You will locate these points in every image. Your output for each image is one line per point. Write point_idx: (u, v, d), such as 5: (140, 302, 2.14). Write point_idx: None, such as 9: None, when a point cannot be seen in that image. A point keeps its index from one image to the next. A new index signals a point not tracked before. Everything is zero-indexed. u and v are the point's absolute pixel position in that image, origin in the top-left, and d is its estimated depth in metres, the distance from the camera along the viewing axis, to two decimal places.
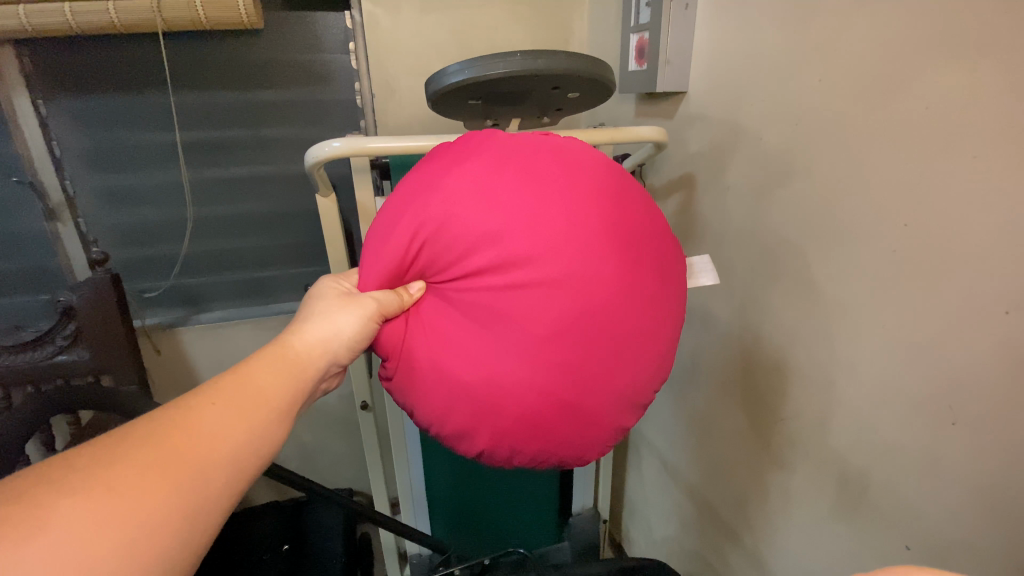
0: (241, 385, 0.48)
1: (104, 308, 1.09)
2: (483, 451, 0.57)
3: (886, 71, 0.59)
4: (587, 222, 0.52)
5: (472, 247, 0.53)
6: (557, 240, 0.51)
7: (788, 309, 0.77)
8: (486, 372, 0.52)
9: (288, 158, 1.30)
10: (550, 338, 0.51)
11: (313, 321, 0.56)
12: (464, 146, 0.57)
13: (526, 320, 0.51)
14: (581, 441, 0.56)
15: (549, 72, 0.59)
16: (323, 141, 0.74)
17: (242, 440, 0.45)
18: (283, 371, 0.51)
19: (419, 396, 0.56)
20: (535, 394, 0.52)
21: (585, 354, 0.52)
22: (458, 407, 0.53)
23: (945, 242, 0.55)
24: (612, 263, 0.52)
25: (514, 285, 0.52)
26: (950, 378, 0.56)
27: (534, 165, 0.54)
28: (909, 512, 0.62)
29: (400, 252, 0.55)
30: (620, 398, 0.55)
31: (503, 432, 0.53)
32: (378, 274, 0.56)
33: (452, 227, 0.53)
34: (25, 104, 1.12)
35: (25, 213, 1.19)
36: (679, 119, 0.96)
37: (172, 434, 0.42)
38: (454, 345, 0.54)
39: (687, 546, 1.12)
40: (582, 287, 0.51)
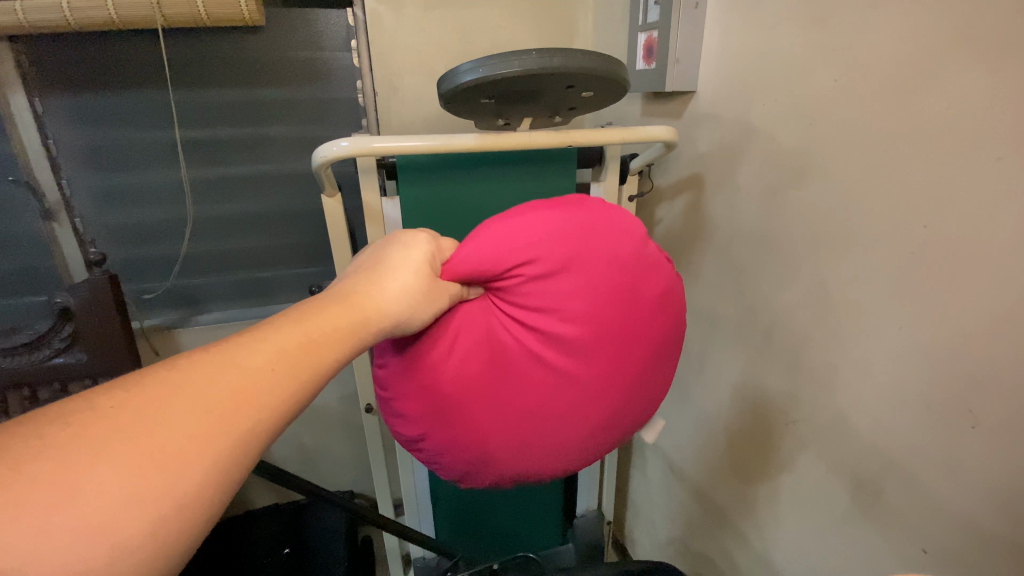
0: (302, 331, 0.41)
1: (102, 312, 1.07)
2: (433, 463, 0.61)
3: (905, 71, 0.59)
4: (633, 345, 0.57)
5: (537, 312, 0.55)
6: (606, 348, 0.56)
7: (800, 311, 0.77)
8: (485, 411, 0.56)
9: (290, 157, 1.28)
10: (537, 402, 0.56)
11: (388, 275, 0.49)
12: (576, 207, 0.57)
13: (543, 392, 0.56)
14: (484, 479, 0.61)
15: (566, 72, 0.58)
16: (331, 141, 0.73)
17: (291, 395, 0.38)
18: (348, 320, 0.44)
19: (404, 397, 0.57)
20: (511, 449, 0.57)
21: (569, 440, 0.58)
22: (436, 424, 0.57)
23: (966, 244, 0.55)
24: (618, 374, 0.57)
25: (552, 357, 0.55)
26: (970, 381, 0.56)
27: (629, 276, 0.57)
28: (926, 516, 0.62)
29: (485, 264, 0.53)
30: (540, 474, 0.60)
31: (443, 445, 0.57)
32: (461, 267, 0.54)
33: (534, 288, 0.54)
34: (21, 102, 1.10)
35: (21, 213, 1.17)
36: (688, 119, 0.96)
37: (221, 378, 0.35)
38: (472, 376, 0.55)
39: (693, 548, 1.12)
40: (603, 381, 0.57)
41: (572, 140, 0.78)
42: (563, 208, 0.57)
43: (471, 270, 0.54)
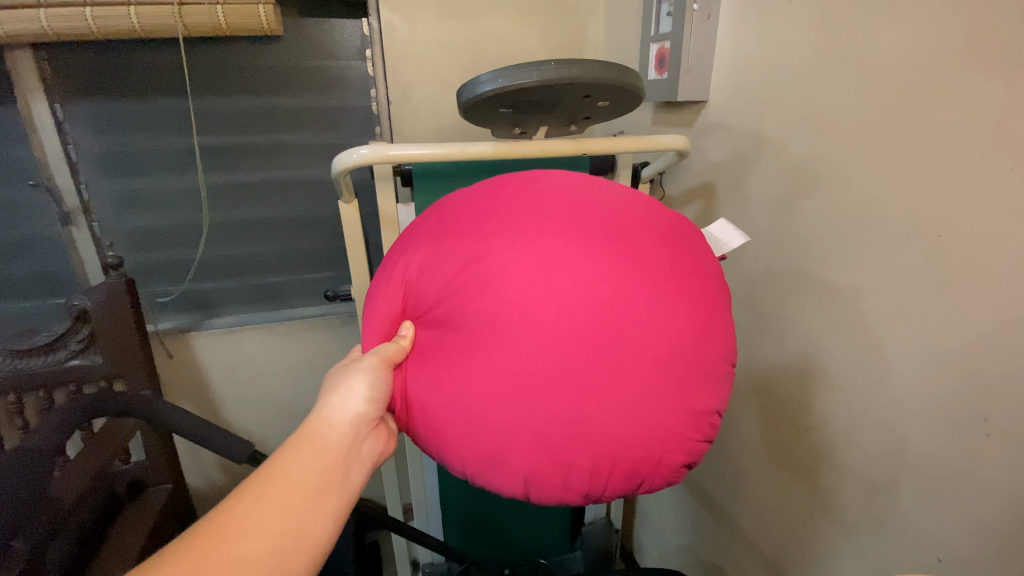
0: (277, 480, 0.46)
1: (118, 313, 1.09)
2: (574, 473, 0.48)
3: (919, 83, 0.59)
4: (553, 211, 0.53)
5: (450, 267, 0.53)
6: (526, 233, 0.51)
7: (813, 319, 0.77)
8: (521, 382, 0.47)
9: (305, 163, 1.30)
10: (556, 338, 0.47)
11: (329, 394, 0.52)
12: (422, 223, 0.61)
13: (532, 314, 0.48)
14: (632, 449, 0.48)
15: (583, 82, 0.60)
16: (351, 148, 0.75)
17: (292, 540, 0.44)
18: (316, 456, 0.48)
19: (461, 435, 0.50)
20: (588, 376, 0.47)
21: (616, 312, 0.48)
22: (505, 438, 0.48)
23: (982, 251, 0.55)
24: (594, 247, 0.50)
25: (499, 281, 0.50)
26: (986, 389, 0.56)
27: (487, 195, 0.57)
28: (941, 524, 0.62)
29: (392, 307, 0.56)
30: (659, 389, 0.48)
31: (539, 452, 0.47)
32: (375, 329, 0.56)
33: (431, 268, 0.54)
34: (42, 109, 1.12)
35: (39, 217, 1.19)
36: (699, 128, 0.97)
37: (218, 546, 0.41)
38: (478, 369, 0.49)
39: (702, 557, 1.11)
40: (574, 258, 0.49)
41: (586, 147, 0.79)
42: (409, 236, 0.61)
43: (381, 324, 0.56)
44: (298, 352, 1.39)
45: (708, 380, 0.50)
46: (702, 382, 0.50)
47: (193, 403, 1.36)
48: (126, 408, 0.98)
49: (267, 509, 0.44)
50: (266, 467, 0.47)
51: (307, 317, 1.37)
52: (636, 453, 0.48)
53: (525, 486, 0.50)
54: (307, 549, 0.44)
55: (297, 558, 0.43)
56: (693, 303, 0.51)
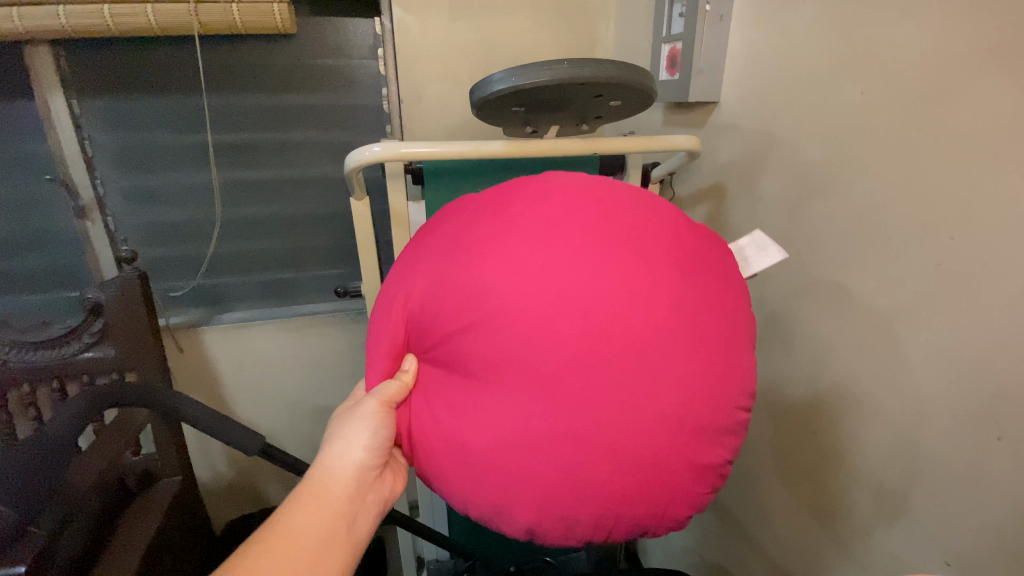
0: (286, 535, 0.49)
1: (132, 306, 1.10)
2: (576, 524, 0.49)
3: (933, 84, 0.59)
4: (568, 245, 0.50)
5: (455, 308, 0.51)
6: (535, 276, 0.49)
7: (823, 321, 0.77)
8: (528, 432, 0.47)
9: (316, 161, 1.31)
10: (564, 386, 0.47)
11: (332, 444, 0.56)
12: (429, 239, 0.59)
13: (540, 362, 0.47)
14: (639, 498, 0.48)
15: (595, 81, 0.60)
16: (364, 146, 0.75)
17: None
18: (321, 509, 0.51)
19: (467, 481, 0.51)
20: (592, 438, 0.47)
21: (630, 369, 0.47)
22: (511, 487, 0.49)
23: (995, 254, 0.55)
24: (609, 288, 0.48)
25: (504, 330, 0.48)
26: (998, 393, 0.56)
27: (496, 220, 0.54)
28: (950, 528, 0.61)
29: (394, 338, 0.55)
30: (669, 441, 0.47)
31: (545, 503, 0.48)
32: (377, 364, 0.56)
33: (434, 303, 0.52)
34: (59, 104, 1.14)
35: (55, 211, 1.21)
36: (710, 128, 0.96)
37: None
38: (485, 416, 0.49)
39: (708, 559, 1.11)
40: (584, 310, 0.47)
41: (597, 147, 0.80)
42: (415, 253, 0.59)
43: (382, 360, 0.56)
44: (307, 348, 1.40)
45: (717, 433, 0.50)
46: (710, 439, 0.49)
47: (203, 397, 1.38)
48: (142, 398, 0.99)
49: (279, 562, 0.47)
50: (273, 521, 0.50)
51: (316, 314, 1.39)
52: (640, 508, 0.49)
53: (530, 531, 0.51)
54: None
55: None
56: (708, 356, 0.49)
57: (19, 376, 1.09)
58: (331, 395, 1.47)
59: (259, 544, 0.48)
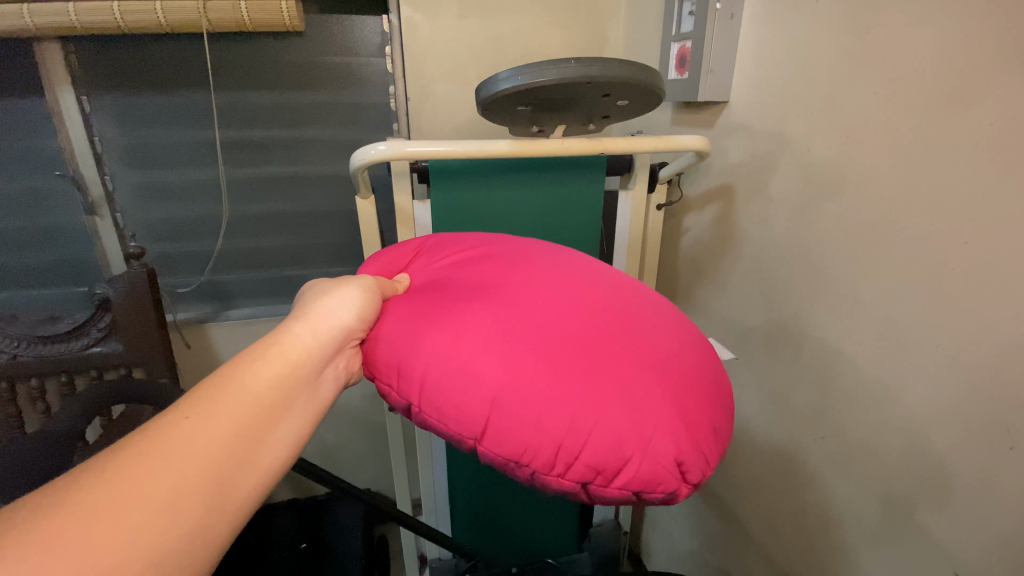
0: (240, 378, 0.43)
1: (140, 302, 1.11)
2: (543, 408, 0.44)
3: (950, 85, 0.58)
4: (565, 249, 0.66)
5: (470, 255, 0.63)
6: (548, 254, 0.62)
7: (833, 325, 0.76)
8: (519, 309, 0.51)
9: (323, 159, 1.32)
10: (557, 294, 0.53)
11: (302, 311, 0.52)
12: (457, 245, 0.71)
13: (539, 278, 0.56)
14: (614, 397, 0.44)
15: (603, 80, 0.59)
16: (370, 144, 0.75)
17: (252, 436, 0.40)
18: (285, 359, 0.46)
19: (439, 349, 0.49)
20: (577, 340, 0.48)
21: (617, 303, 0.53)
22: (484, 346, 0.48)
23: (1012, 259, 0.53)
24: (600, 267, 0.61)
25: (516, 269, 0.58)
26: (1013, 402, 0.54)
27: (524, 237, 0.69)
28: (960, 540, 0.60)
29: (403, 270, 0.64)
30: (651, 356, 0.48)
31: (516, 364, 0.46)
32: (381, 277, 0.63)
33: (449, 254, 0.65)
34: (70, 100, 1.15)
35: (65, 206, 1.22)
36: (720, 129, 0.95)
37: (170, 436, 0.37)
38: (476, 299, 0.53)
39: (711, 562, 1.11)
40: (586, 270, 0.59)
41: (604, 147, 0.79)
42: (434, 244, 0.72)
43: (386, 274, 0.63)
44: None
45: (696, 389, 0.48)
46: (691, 391, 0.47)
47: None
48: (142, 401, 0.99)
49: (226, 410, 0.40)
50: (222, 373, 0.43)
51: None
52: (620, 420, 0.43)
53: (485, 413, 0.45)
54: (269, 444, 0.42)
55: (257, 453, 0.40)
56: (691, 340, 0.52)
57: (28, 369, 1.10)
58: None
59: (209, 388, 0.42)
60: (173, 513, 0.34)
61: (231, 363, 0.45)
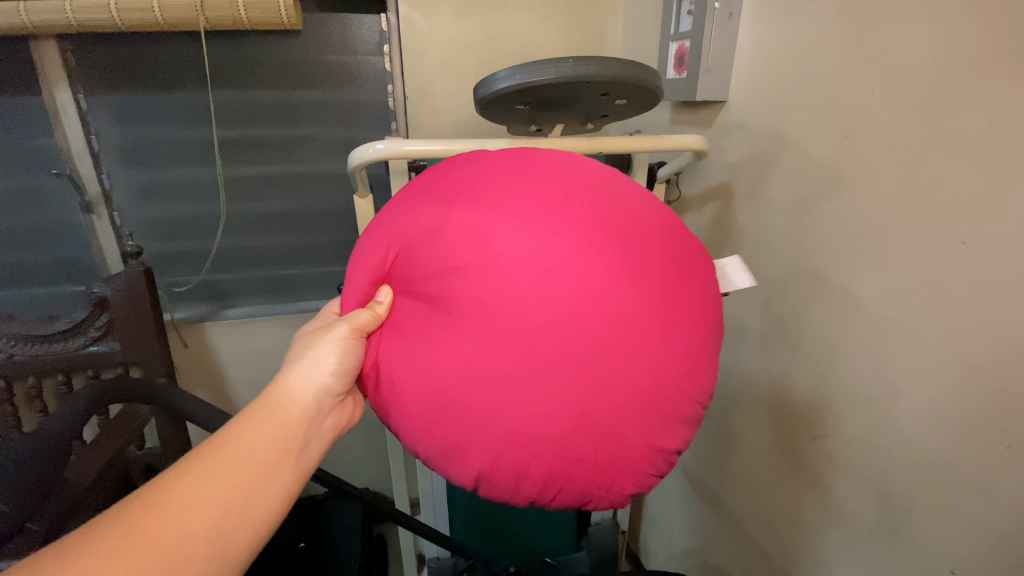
0: (229, 449, 0.44)
1: (137, 300, 1.11)
2: (526, 479, 0.45)
3: (947, 85, 0.58)
4: (578, 209, 0.48)
5: (449, 248, 0.48)
6: (536, 225, 0.47)
7: (830, 325, 0.76)
8: (505, 368, 0.44)
9: (322, 158, 1.31)
10: (549, 333, 0.44)
11: (295, 364, 0.51)
12: (418, 183, 0.56)
13: (531, 305, 0.45)
14: (598, 468, 0.46)
15: (600, 79, 0.59)
16: (367, 143, 0.75)
17: (239, 510, 0.42)
18: (273, 427, 0.47)
19: (425, 418, 0.47)
20: (573, 390, 0.44)
21: (619, 337, 0.45)
22: (469, 427, 0.45)
23: (1009, 259, 0.53)
24: (613, 261, 0.46)
25: (499, 271, 0.46)
26: (1009, 401, 0.54)
27: (503, 171, 0.51)
28: (956, 540, 0.60)
29: (376, 265, 0.52)
30: (643, 418, 0.45)
31: (502, 451, 0.44)
32: (355, 289, 0.52)
33: (424, 242, 0.50)
34: (66, 98, 1.14)
35: (62, 205, 1.21)
36: (717, 128, 0.95)
37: (160, 514, 0.39)
38: (458, 349, 0.46)
39: (709, 562, 1.11)
40: (592, 278, 0.45)
41: (603, 146, 0.79)
42: (414, 188, 0.55)
43: (358, 285, 0.52)
44: None
45: (679, 424, 0.48)
46: (673, 426, 0.47)
47: (207, 392, 1.38)
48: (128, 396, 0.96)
49: (217, 483, 0.42)
50: (216, 439, 0.45)
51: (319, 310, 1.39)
52: (594, 479, 0.46)
53: (476, 482, 0.47)
54: (256, 517, 0.43)
55: (242, 528, 0.42)
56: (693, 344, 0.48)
57: (24, 369, 1.09)
58: None
59: (200, 458, 0.43)
60: None
61: (222, 430, 0.46)
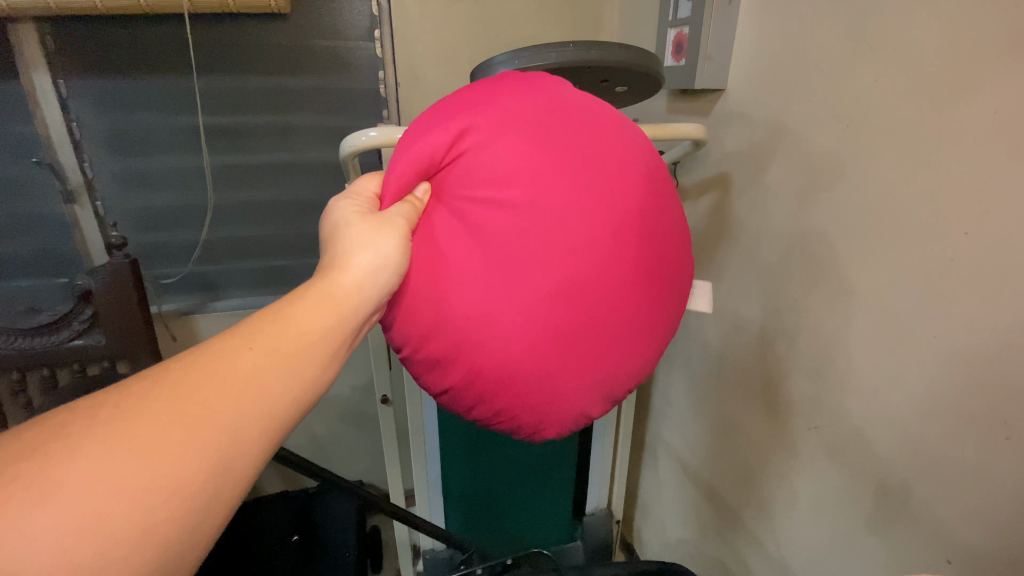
0: (277, 327, 0.41)
1: (122, 292, 1.08)
2: (481, 407, 0.51)
3: (952, 74, 0.57)
4: (615, 192, 0.49)
5: (499, 180, 0.48)
6: (584, 193, 0.48)
7: (828, 315, 0.75)
8: (503, 306, 0.47)
9: (312, 146, 1.29)
10: (552, 297, 0.47)
11: (355, 250, 0.46)
12: (489, 85, 0.52)
13: (547, 261, 0.47)
14: (537, 411, 0.51)
15: (602, 64, 0.57)
16: (360, 131, 0.72)
17: (281, 393, 0.39)
18: (324, 308, 0.43)
19: (423, 333, 0.49)
20: (545, 347, 0.48)
21: (599, 322, 0.49)
22: (455, 360, 0.49)
23: (1011, 250, 0.53)
24: (623, 250, 0.49)
25: (536, 225, 0.47)
26: (1009, 393, 0.54)
27: (573, 113, 0.50)
28: (953, 529, 0.61)
29: (430, 153, 0.49)
30: (590, 387, 0.51)
31: (474, 382, 0.49)
32: (401, 178, 0.50)
33: (479, 160, 0.48)
34: (46, 84, 1.10)
35: (42, 194, 1.17)
36: (716, 117, 0.94)
37: (203, 381, 0.37)
38: (475, 289, 0.47)
39: (705, 550, 1.11)
40: (601, 261, 0.48)
41: None
42: (484, 87, 0.52)
43: (403, 172, 0.50)
44: None
45: (608, 402, 0.55)
46: (604, 403, 0.54)
47: None
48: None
49: (260, 362, 0.39)
50: (269, 313, 0.42)
51: None
52: (528, 422, 0.52)
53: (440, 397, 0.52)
54: (296, 400, 0.41)
55: (281, 412, 0.39)
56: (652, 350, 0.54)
57: (7, 364, 1.06)
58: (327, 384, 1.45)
59: (247, 330, 0.40)
60: (189, 472, 0.34)
61: (272, 306, 0.43)
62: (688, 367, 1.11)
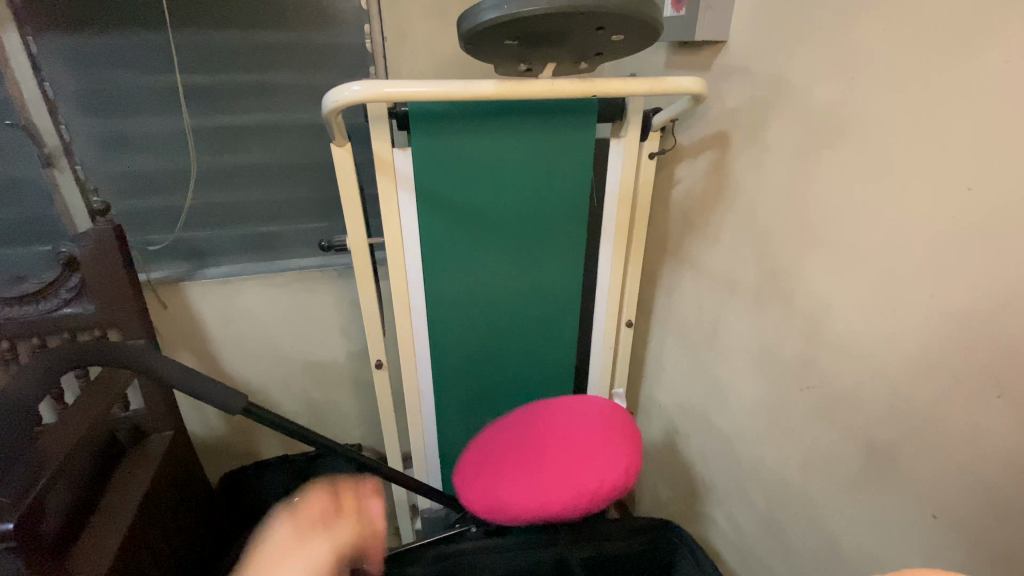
0: None
1: (107, 259, 1.05)
2: (476, 471, 0.90)
3: (969, 21, 0.54)
4: (558, 432, 0.90)
5: (512, 421, 0.96)
6: (541, 421, 0.94)
7: (825, 277, 0.74)
8: (497, 450, 0.91)
9: (297, 106, 1.24)
10: (514, 452, 0.89)
11: None
12: (520, 415, 0.98)
13: (518, 442, 0.91)
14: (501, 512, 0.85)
15: (597, 11, 0.54)
16: (343, 84, 0.69)
17: None
18: None
19: (484, 433, 0.97)
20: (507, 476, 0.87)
21: (541, 468, 0.86)
22: (484, 439, 0.96)
23: (1017, 206, 0.52)
24: (557, 442, 0.89)
25: (516, 434, 0.93)
26: (1004, 353, 0.54)
27: (544, 427, 0.93)
28: (939, 487, 0.62)
29: (486, 434, 0.97)
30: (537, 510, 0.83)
31: (481, 454, 0.92)
32: (484, 435, 0.95)
33: (500, 436, 0.94)
34: (14, 41, 1.03)
35: (18, 159, 1.11)
36: (717, 71, 0.90)
37: None
38: (500, 424, 0.96)
39: (695, 507, 1.14)
40: (544, 440, 0.90)
41: (597, 88, 0.74)
42: (508, 418, 0.98)
43: None
44: (293, 304, 1.36)
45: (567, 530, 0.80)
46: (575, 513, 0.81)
47: (190, 354, 1.35)
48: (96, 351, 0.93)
49: None
50: None
51: (303, 268, 1.33)
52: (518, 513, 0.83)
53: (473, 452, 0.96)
54: None
55: None
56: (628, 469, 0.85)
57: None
58: (320, 351, 1.44)
59: None
60: None
61: None
62: (682, 332, 1.10)
